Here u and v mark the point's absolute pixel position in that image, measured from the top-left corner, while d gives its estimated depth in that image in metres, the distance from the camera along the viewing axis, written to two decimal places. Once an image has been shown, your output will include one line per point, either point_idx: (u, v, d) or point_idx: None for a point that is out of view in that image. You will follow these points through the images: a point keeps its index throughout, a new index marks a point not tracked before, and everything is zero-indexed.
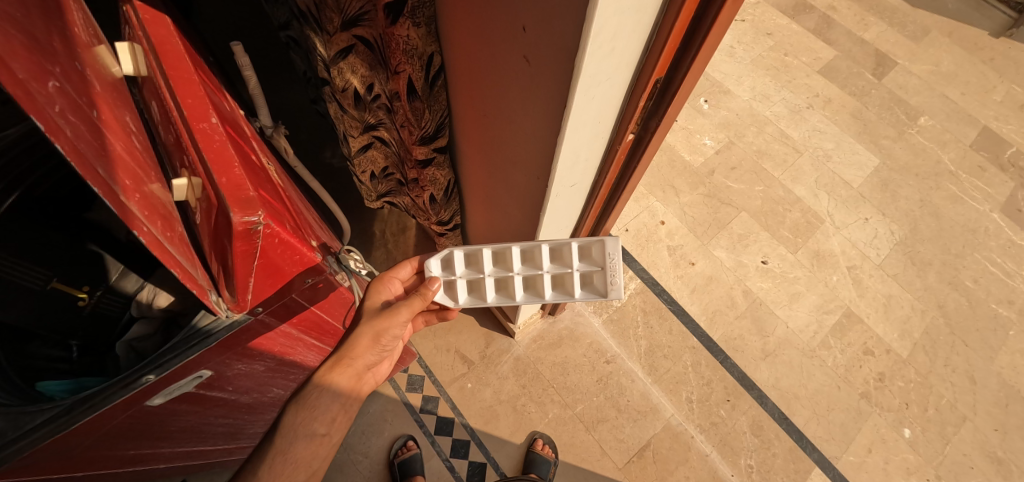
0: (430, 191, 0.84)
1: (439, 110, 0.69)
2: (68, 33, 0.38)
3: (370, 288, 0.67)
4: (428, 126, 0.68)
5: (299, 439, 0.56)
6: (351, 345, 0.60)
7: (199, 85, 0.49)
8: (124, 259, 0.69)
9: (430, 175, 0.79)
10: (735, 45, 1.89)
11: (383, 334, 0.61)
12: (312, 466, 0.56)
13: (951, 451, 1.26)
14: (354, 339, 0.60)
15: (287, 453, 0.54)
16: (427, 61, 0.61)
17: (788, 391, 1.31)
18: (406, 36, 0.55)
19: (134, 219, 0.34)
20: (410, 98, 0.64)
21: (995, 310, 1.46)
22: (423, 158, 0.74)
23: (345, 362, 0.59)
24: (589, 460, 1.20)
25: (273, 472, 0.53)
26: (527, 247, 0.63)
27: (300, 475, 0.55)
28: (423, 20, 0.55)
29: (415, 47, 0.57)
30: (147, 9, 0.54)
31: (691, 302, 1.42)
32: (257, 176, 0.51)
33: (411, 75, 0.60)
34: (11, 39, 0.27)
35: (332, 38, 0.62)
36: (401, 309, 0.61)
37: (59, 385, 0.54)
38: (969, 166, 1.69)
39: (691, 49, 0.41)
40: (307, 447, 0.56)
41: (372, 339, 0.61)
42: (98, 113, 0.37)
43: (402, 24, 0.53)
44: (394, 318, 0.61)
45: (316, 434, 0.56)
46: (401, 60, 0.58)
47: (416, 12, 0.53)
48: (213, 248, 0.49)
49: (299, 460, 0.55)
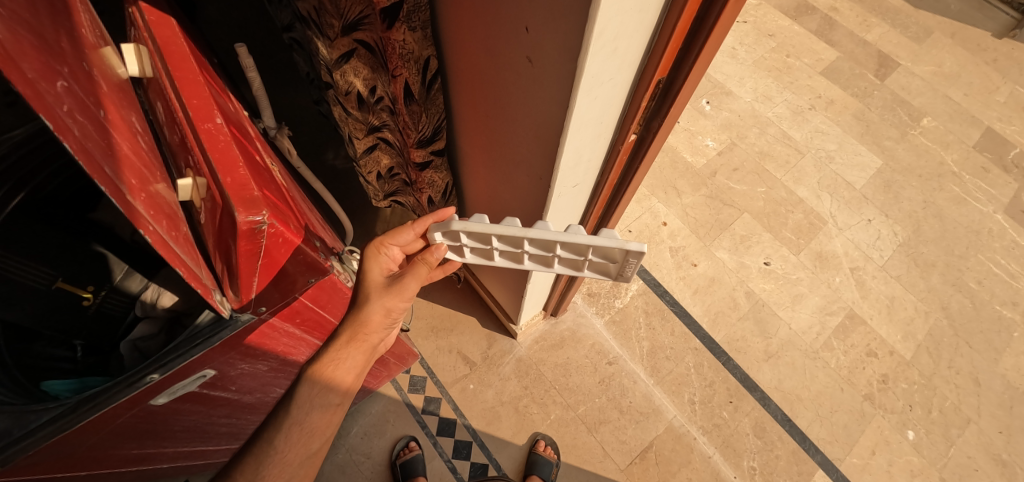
0: (427, 193, 0.86)
1: (436, 114, 0.70)
2: (75, 35, 0.39)
3: (368, 258, 0.65)
4: (424, 129, 0.70)
5: (314, 410, 0.57)
6: (366, 321, 0.59)
7: (204, 86, 0.50)
8: (128, 258, 0.69)
9: (428, 177, 0.81)
10: (737, 46, 1.89)
11: (394, 306, 0.62)
12: (326, 434, 0.58)
13: (955, 453, 1.25)
14: (368, 314, 0.60)
15: (303, 423, 0.56)
16: (424, 64, 0.61)
17: (791, 392, 1.31)
18: (402, 40, 0.55)
19: (140, 218, 0.35)
20: (409, 102, 0.64)
21: (999, 312, 1.45)
22: (421, 161, 0.76)
23: (360, 338, 0.59)
24: (591, 462, 1.20)
25: (290, 441, 0.55)
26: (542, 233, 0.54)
27: (314, 443, 0.56)
28: (419, 24, 0.56)
29: (412, 51, 0.58)
30: (153, 11, 0.54)
31: (694, 304, 1.41)
32: (261, 176, 0.51)
33: (408, 80, 0.60)
34: (20, 38, 0.28)
35: (334, 42, 0.62)
36: (409, 280, 0.62)
37: (63, 384, 0.54)
38: (972, 167, 1.69)
39: (692, 51, 0.41)
40: (322, 416, 0.57)
41: (384, 313, 0.61)
42: (104, 113, 0.37)
43: (397, 28, 0.54)
44: (404, 289, 0.62)
45: (332, 404, 0.58)
46: (400, 64, 0.58)
47: (411, 17, 0.54)
48: (217, 247, 0.49)
49: (315, 427, 0.57)
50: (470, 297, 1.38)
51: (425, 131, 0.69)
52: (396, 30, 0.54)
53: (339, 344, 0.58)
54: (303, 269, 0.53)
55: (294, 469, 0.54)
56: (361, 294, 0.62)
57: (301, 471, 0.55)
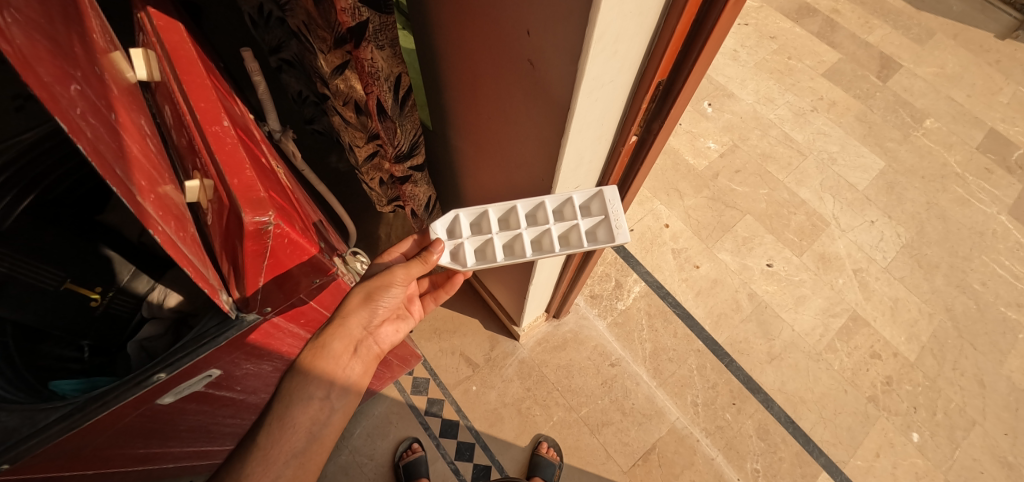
0: (410, 207, 0.88)
1: (412, 130, 0.70)
2: (87, 40, 0.40)
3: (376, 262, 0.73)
4: (402, 145, 0.70)
5: (295, 405, 0.57)
6: (345, 305, 0.62)
7: (211, 90, 0.50)
8: (134, 259, 0.70)
9: (410, 191, 0.83)
10: (738, 48, 1.89)
11: (377, 292, 0.64)
12: (311, 431, 0.57)
13: (960, 456, 1.25)
14: (346, 297, 0.63)
15: (285, 418, 0.56)
16: (396, 80, 0.61)
17: (795, 394, 1.30)
18: (370, 59, 0.54)
19: (150, 219, 0.35)
20: (382, 117, 0.64)
21: (1004, 313, 1.45)
22: (400, 175, 0.78)
23: (338, 323, 0.61)
24: (593, 464, 1.20)
25: (273, 439, 0.54)
26: (531, 210, 0.63)
27: (299, 441, 0.55)
28: (387, 42, 0.56)
29: (381, 70, 0.56)
30: (161, 17, 0.55)
31: (696, 305, 1.41)
32: (266, 177, 0.52)
33: (379, 97, 0.59)
34: (37, 43, 0.29)
35: (327, 54, 0.62)
36: (396, 270, 0.64)
37: (70, 384, 0.55)
38: (975, 168, 1.68)
39: (691, 54, 0.42)
40: (305, 412, 0.57)
41: (365, 299, 0.63)
42: (115, 117, 0.38)
43: (365, 48, 0.53)
44: (389, 275, 0.63)
45: (312, 397, 0.58)
46: (371, 82, 0.57)
47: (378, 35, 0.54)
48: (223, 248, 0.50)
49: (297, 423, 0.56)
50: (473, 299, 1.39)
51: (401, 146, 0.70)
52: (364, 49, 0.53)
53: (316, 333, 0.60)
54: (307, 270, 0.54)
55: (280, 468, 0.52)
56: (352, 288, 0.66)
57: (288, 471, 0.53)
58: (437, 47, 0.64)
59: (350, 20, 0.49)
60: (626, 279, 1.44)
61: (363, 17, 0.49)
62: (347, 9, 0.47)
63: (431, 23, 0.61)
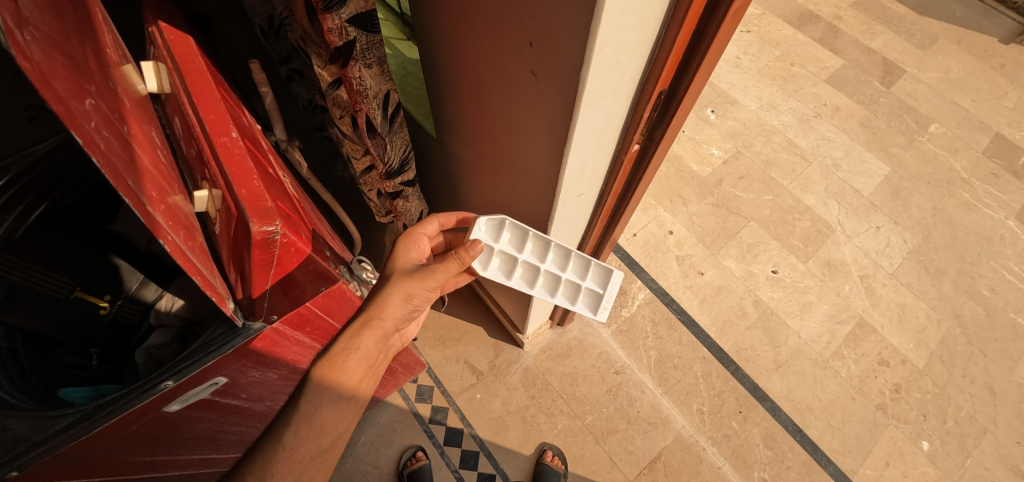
0: (404, 221, 0.89)
1: (403, 145, 0.71)
2: (101, 54, 0.41)
3: (399, 246, 0.70)
4: (393, 162, 0.71)
5: (325, 404, 0.58)
6: (383, 305, 0.62)
7: (220, 101, 0.51)
8: (143, 268, 0.71)
9: (402, 206, 0.83)
10: (741, 55, 1.90)
11: (416, 293, 0.64)
12: (336, 430, 0.60)
13: (972, 465, 1.23)
14: (386, 298, 0.62)
15: (311, 418, 0.57)
16: (385, 98, 0.61)
17: (802, 402, 1.29)
18: (358, 77, 0.55)
19: (159, 228, 0.36)
20: (373, 134, 0.65)
21: (1013, 319, 1.43)
22: (392, 191, 0.79)
23: (374, 324, 0.61)
24: (598, 473, 1.19)
25: (299, 438, 0.56)
26: (540, 241, 0.68)
27: (324, 439, 0.58)
28: (376, 60, 0.57)
29: (370, 88, 0.57)
30: (172, 30, 0.57)
31: (702, 312, 1.41)
32: (274, 186, 0.53)
33: (368, 113, 0.60)
34: (53, 59, 0.29)
35: (324, 69, 0.63)
36: (437, 272, 0.63)
37: (79, 392, 0.55)
38: (982, 173, 1.67)
39: (692, 64, 0.42)
40: (332, 412, 0.59)
41: (403, 300, 0.63)
42: (128, 129, 0.39)
43: (352, 66, 0.54)
44: (429, 279, 0.63)
45: (343, 398, 0.59)
46: (359, 100, 0.58)
47: (365, 54, 0.55)
48: (231, 256, 0.52)
49: (324, 420, 0.58)
50: (477, 306, 1.39)
51: (393, 162, 0.71)
52: (351, 68, 0.54)
53: (351, 333, 0.60)
54: (311, 278, 0.55)
55: (304, 466, 0.56)
56: (385, 280, 0.66)
57: (312, 467, 0.57)
58: (440, 59, 0.65)
59: (337, 40, 0.51)
60: (630, 286, 1.44)
61: (350, 37, 0.51)
62: (333, 30, 0.49)
63: (433, 35, 0.62)
